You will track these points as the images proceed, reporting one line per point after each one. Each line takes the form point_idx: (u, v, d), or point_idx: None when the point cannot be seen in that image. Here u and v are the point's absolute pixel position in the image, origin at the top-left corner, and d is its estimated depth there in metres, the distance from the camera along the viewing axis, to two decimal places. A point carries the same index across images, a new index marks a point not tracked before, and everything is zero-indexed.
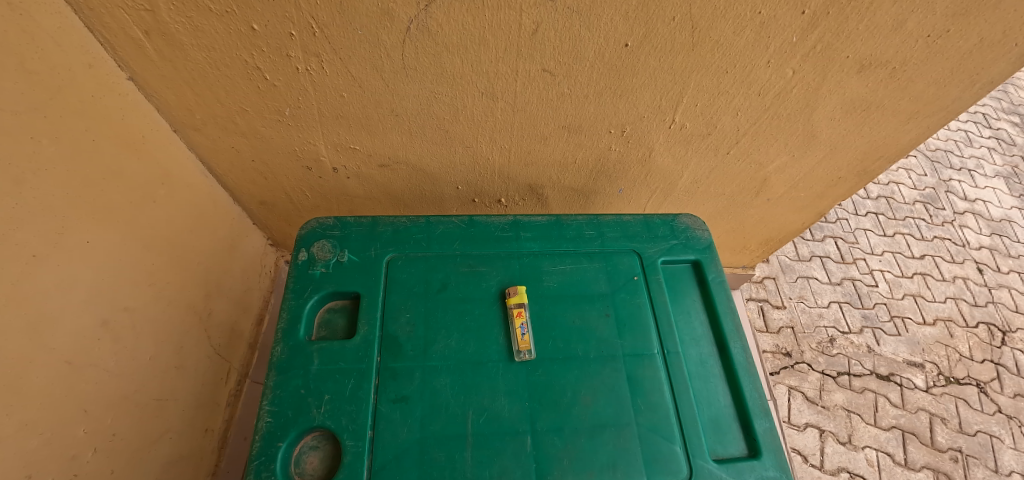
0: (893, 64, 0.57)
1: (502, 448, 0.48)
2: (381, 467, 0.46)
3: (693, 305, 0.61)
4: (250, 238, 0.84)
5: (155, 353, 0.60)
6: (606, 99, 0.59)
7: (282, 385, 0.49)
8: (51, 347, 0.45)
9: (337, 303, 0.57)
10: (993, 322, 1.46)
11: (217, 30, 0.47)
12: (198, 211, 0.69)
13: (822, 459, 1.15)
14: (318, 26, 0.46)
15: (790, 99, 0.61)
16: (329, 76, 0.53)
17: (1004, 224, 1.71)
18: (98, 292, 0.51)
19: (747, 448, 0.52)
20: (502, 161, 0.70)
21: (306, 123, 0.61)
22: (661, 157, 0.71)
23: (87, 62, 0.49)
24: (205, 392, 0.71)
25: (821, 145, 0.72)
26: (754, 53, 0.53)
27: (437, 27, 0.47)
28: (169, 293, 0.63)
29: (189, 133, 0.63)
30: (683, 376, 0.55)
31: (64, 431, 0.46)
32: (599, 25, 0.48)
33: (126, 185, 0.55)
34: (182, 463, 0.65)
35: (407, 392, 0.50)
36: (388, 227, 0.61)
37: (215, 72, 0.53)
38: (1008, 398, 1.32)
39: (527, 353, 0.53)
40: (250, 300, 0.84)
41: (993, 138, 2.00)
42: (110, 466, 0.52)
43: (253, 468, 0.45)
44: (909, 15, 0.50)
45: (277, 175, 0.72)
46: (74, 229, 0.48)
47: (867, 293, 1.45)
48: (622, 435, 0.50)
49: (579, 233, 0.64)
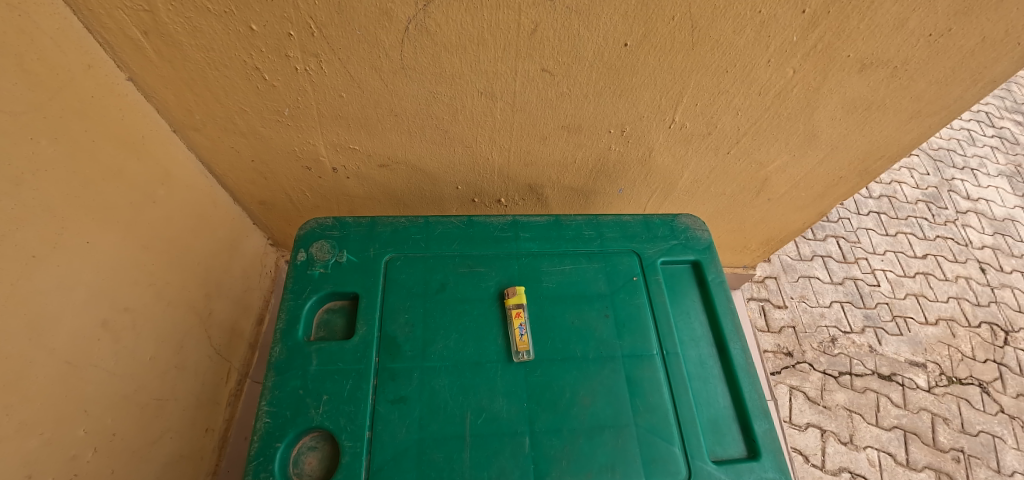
0: (894, 63, 0.57)
1: (501, 449, 0.48)
2: (380, 468, 0.46)
3: (692, 305, 0.61)
4: (250, 238, 0.84)
5: (155, 353, 0.60)
6: (606, 99, 0.59)
7: (281, 386, 0.50)
8: (51, 347, 0.45)
9: (336, 304, 0.57)
10: (995, 322, 1.45)
11: (216, 30, 0.47)
12: (197, 211, 0.69)
13: (823, 459, 1.15)
14: (316, 25, 0.46)
15: (791, 98, 0.61)
16: (328, 76, 0.53)
17: (1007, 223, 1.70)
18: (98, 292, 0.51)
19: (747, 449, 0.52)
20: (502, 161, 0.70)
21: (306, 124, 0.61)
22: (662, 156, 0.71)
23: (86, 62, 0.49)
24: (206, 392, 0.71)
25: (822, 145, 0.72)
26: (754, 53, 0.53)
27: (436, 27, 0.47)
28: (169, 293, 0.63)
29: (188, 133, 0.63)
30: (682, 377, 0.55)
31: (64, 431, 0.46)
32: (598, 25, 0.48)
33: (126, 186, 0.56)
34: (182, 463, 0.65)
35: (405, 392, 0.50)
36: (387, 227, 0.61)
37: (214, 72, 0.53)
38: (1011, 398, 1.31)
39: (526, 353, 0.53)
40: (250, 300, 0.84)
41: (996, 137, 1.99)
42: (110, 466, 0.52)
43: (252, 468, 0.45)
44: (911, 14, 0.50)
45: (277, 175, 0.72)
46: (74, 229, 0.48)
47: (869, 293, 1.44)
48: (621, 436, 0.50)
49: (579, 233, 0.64)
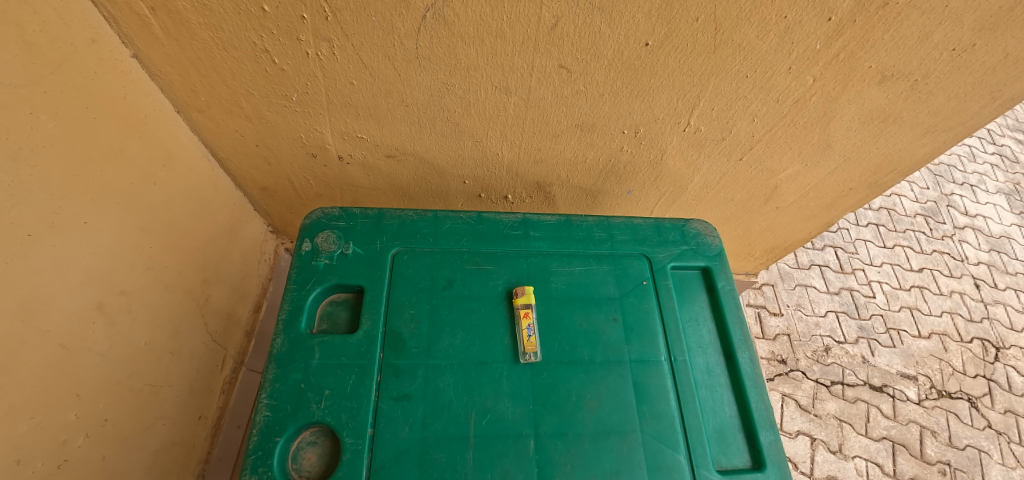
0: (915, 76, 0.56)
1: (505, 451, 0.47)
2: (381, 467, 0.45)
3: (701, 312, 0.60)
4: (250, 225, 0.83)
5: (150, 338, 0.58)
6: (622, 99, 0.58)
7: (282, 379, 0.48)
8: (44, 329, 0.44)
9: (340, 296, 0.56)
10: (987, 338, 1.47)
11: (227, 10, 0.46)
12: (198, 194, 0.67)
13: (812, 467, 1.16)
14: (330, 10, 0.45)
15: (808, 107, 0.60)
16: (339, 62, 0.52)
17: (1003, 241, 1.71)
18: (96, 274, 0.50)
19: (751, 460, 0.52)
20: (511, 157, 0.68)
21: (314, 110, 0.59)
22: (672, 160, 0.70)
23: (91, 36, 0.47)
24: (201, 379, 0.70)
25: (835, 155, 0.71)
26: (776, 58, 0.52)
27: (454, 17, 0.46)
28: (167, 277, 0.61)
29: (192, 115, 0.62)
30: (689, 384, 0.54)
31: (54, 415, 0.45)
32: (621, 22, 0.47)
33: (126, 166, 0.54)
34: (173, 450, 0.64)
35: (409, 390, 0.49)
36: (395, 220, 0.60)
37: (222, 53, 0.51)
38: (999, 414, 1.33)
39: (532, 355, 0.52)
40: (249, 287, 0.83)
41: (996, 154, 2.00)
42: (101, 452, 0.51)
43: (249, 462, 0.44)
44: (937, 27, 0.49)
45: (281, 161, 0.70)
46: (72, 209, 0.46)
47: (865, 304, 1.45)
48: (625, 442, 0.49)
49: (589, 234, 0.63)
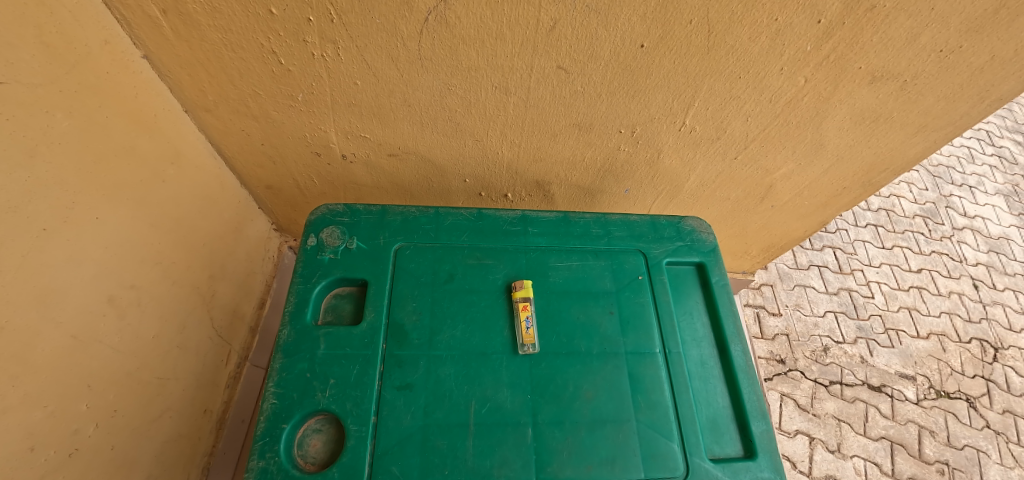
0: (904, 77, 0.58)
1: (504, 439, 0.48)
2: (384, 453, 0.46)
3: (695, 306, 0.61)
4: (255, 223, 0.84)
5: (158, 332, 0.60)
6: (619, 99, 0.59)
7: (288, 368, 0.50)
8: (57, 320, 0.45)
9: (344, 289, 0.58)
10: (985, 338, 1.47)
11: (236, 12, 0.47)
12: (204, 192, 0.69)
13: (810, 466, 1.17)
14: (336, 12, 0.47)
15: (801, 107, 0.62)
16: (344, 63, 0.53)
17: (1001, 241, 1.72)
18: (107, 268, 0.51)
19: (743, 449, 0.53)
20: (511, 157, 0.70)
21: (319, 110, 0.61)
22: (669, 159, 0.71)
23: (104, 38, 0.49)
24: (206, 373, 0.71)
25: (828, 155, 0.73)
26: (768, 60, 0.54)
27: (455, 19, 0.47)
28: (174, 273, 0.63)
29: (200, 114, 0.64)
30: (684, 376, 0.55)
31: (65, 405, 0.46)
32: (617, 25, 0.48)
33: (136, 163, 0.56)
34: (180, 443, 0.66)
35: (411, 379, 0.50)
36: (398, 216, 0.62)
37: (230, 54, 0.53)
38: (997, 414, 1.34)
39: (531, 347, 0.53)
40: (253, 284, 0.84)
41: (995, 156, 2.01)
42: (110, 441, 0.53)
43: (257, 448, 0.46)
44: (924, 29, 0.51)
45: (286, 159, 0.72)
46: (85, 205, 0.48)
47: (863, 304, 1.46)
48: (621, 431, 0.51)
49: (587, 231, 0.64)
